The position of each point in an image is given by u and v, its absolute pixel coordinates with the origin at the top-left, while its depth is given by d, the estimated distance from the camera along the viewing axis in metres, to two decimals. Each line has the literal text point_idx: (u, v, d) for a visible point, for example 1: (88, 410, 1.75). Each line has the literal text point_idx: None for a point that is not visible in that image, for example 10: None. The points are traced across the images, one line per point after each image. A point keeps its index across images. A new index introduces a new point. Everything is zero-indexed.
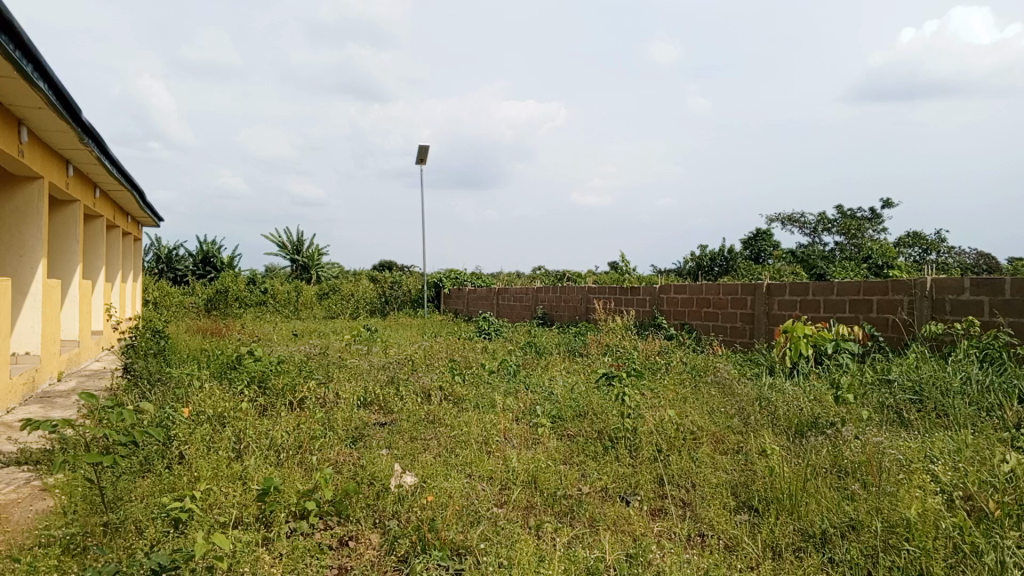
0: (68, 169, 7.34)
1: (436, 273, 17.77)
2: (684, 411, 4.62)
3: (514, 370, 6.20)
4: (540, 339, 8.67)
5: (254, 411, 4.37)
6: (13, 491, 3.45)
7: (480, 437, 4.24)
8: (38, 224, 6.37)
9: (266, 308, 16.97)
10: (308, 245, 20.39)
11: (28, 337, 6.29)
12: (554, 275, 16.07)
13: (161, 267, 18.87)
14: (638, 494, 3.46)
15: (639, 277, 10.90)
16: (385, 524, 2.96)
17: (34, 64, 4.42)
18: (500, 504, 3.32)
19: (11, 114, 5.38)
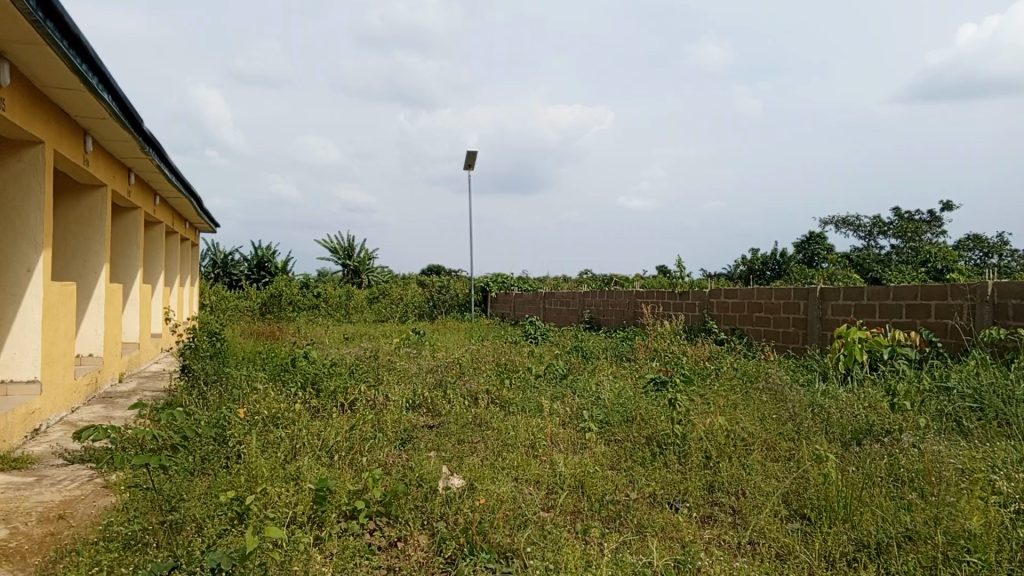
0: (131, 178, 7.60)
1: (484, 278, 17.85)
2: (735, 417, 4.55)
3: (561, 375, 6.19)
4: (587, 344, 8.64)
5: (306, 413, 4.46)
6: (77, 487, 3.58)
7: (528, 440, 4.26)
8: (102, 229, 6.59)
9: (318, 312, 17.29)
10: (358, 250, 20.70)
11: (91, 338, 6.54)
12: (602, 279, 16.00)
13: (217, 272, 19.39)
14: (687, 501, 3.41)
15: (688, 280, 10.77)
16: (433, 525, 2.98)
17: (99, 76, 4.60)
18: (548, 508, 3.32)
19: (78, 125, 5.60)
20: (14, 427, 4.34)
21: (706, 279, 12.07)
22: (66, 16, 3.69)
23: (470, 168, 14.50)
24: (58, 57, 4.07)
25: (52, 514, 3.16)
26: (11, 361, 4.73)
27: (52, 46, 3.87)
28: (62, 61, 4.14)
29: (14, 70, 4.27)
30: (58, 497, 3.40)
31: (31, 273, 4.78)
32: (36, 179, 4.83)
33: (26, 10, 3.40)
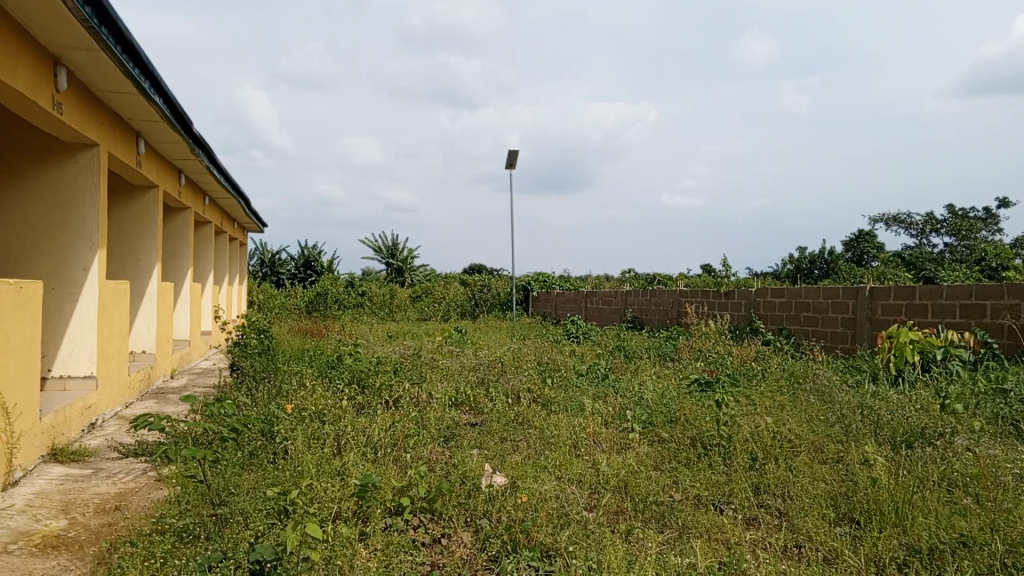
0: (181, 179, 7.78)
1: (526, 277, 17.87)
2: (781, 418, 4.47)
3: (604, 374, 6.17)
4: (630, 343, 8.60)
5: (351, 409, 4.52)
6: (131, 480, 3.68)
7: (570, 439, 4.25)
8: (153, 228, 6.75)
9: (363, 310, 17.48)
10: (401, 249, 20.88)
11: (145, 336, 6.73)
12: (645, 278, 15.88)
13: (264, 271, 19.77)
14: (733, 503, 3.37)
15: (733, 280, 10.64)
16: (476, 522, 3.00)
17: (150, 80, 4.72)
18: (591, 508, 3.31)
19: (130, 127, 5.75)
20: (72, 420, 4.49)
21: (753, 278, 11.91)
22: (120, 23, 3.81)
23: (511, 167, 14.52)
24: (112, 62, 4.19)
25: (108, 506, 3.26)
26: (69, 358, 4.90)
27: (107, 51, 3.99)
28: (115, 66, 4.26)
29: (70, 75, 4.41)
30: (113, 490, 3.50)
31: (88, 271, 4.92)
32: (92, 181, 4.94)
33: (82, 17, 3.52)
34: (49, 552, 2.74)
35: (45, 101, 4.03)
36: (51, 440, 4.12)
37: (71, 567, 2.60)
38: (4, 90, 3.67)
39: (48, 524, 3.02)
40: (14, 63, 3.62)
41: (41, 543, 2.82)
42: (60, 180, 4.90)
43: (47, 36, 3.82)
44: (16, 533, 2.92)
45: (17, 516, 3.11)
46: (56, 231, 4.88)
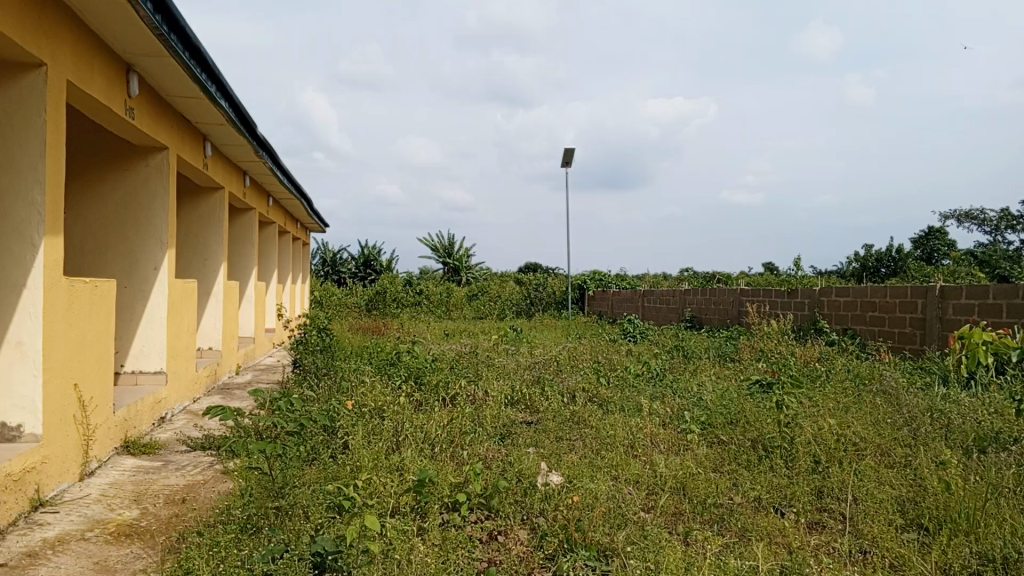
0: (247, 180, 8.01)
1: (582, 275, 17.79)
2: (845, 420, 4.36)
3: (661, 375, 6.10)
4: (688, 343, 8.49)
5: (409, 406, 4.58)
6: (199, 473, 3.80)
7: (627, 440, 4.22)
8: (219, 229, 6.94)
9: (420, 308, 17.68)
10: (458, 248, 21.04)
11: (211, 333, 6.95)
12: (703, 277, 15.65)
13: (326, 270, 20.19)
14: (794, 506, 3.30)
15: (796, 278, 10.41)
16: (533, 521, 3.00)
17: (216, 84, 4.85)
18: (648, 509, 3.28)
19: (197, 131, 5.92)
20: (144, 414, 4.66)
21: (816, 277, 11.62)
22: (187, 30, 3.93)
23: (567, 165, 14.48)
24: (180, 68, 4.33)
25: (177, 497, 3.38)
26: (141, 354, 5.10)
27: (176, 58, 4.12)
28: (183, 71, 4.40)
29: (142, 81, 4.57)
30: (182, 481, 3.62)
31: (158, 271, 5.10)
32: (162, 183, 5.09)
33: (152, 25, 3.64)
34: (122, 540, 2.85)
35: (118, 107, 4.18)
36: (125, 433, 4.28)
37: (143, 555, 2.71)
38: (81, 96, 3.82)
39: (121, 514, 3.14)
40: (90, 70, 3.77)
41: (115, 532, 2.94)
42: (132, 182, 5.07)
43: (120, 44, 3.97)
44: (92, 521, 3.05)
45: (93, 505, 3.24)
46: (129, 231, 5.07)
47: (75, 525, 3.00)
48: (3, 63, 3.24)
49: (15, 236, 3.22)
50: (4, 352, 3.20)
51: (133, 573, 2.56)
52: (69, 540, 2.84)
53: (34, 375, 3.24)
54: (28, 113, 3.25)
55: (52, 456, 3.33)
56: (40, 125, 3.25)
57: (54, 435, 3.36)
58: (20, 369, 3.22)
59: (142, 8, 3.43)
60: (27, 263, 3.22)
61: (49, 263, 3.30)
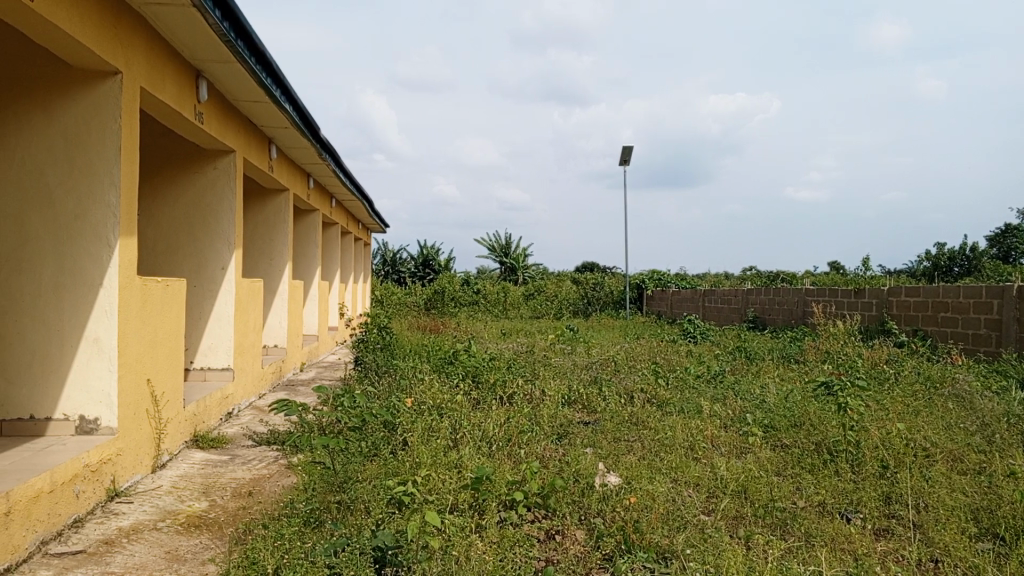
0: (311, 182, 8.18)
1: (640, 274, 17.59)
2: (915, 425, 4.22)
3: (722, 376, 6.00)
4: (750, 344, 8.34)
5: (467, 404, 4.61)
6: (263, 467, 3.91)
7: (686, 442, 4.16)
8: (284, 230, 7.11)
9: (478, 307, 17.77)
10: (515, 248, 21.08)
11: (276, 330, 7.13)
12: (765, 277, 15.35)
13: (386, 270, 20.51)
14: (861, 513, 3.21)
15: (863, 278, 10.11)
16: (590, 521, 3.00)
17: (281, 89, 4.98)
18: (709, 512, 3.23)
19: (263, 134, 6.08)
20: (212, 409, 4.81)
21: (885, 276, 11.27)
22: (254, 36, 4.05)
23: (625, 163, 14.36)
24: (247, 73, 4.46)
25: (243, 490, 3.48)
26: (210, 351, 5.27)
27: (243, 63, 4.25)
28: (250, 77, 4.53)
29: (210, 87, 4.72)
30: (248, 475, 3.73)
31: (225, 270, 5.26)
32: (229, 185, 5.24)
33: (220, 32, 3.77)
34: (191, 531, 2.95)
35: (188, 112, 4.33)
36: (194, 427, 4.43)
37: (211, 545, 2.80)
38: (153, 101, 3.97)
39: (191, 505, 3.25)
40: (162, 77, 3.91)
41: (185, 522, 3.04)
42: (202, 185, 5.24)
43: (189, 50, 4.10)
44: (163, 512, 3.17)
45: (165, 496, 3.37)
46: (198, 232, 5.24)
47: (148, 515, 3.12)
48: (81, 72, 3.37)
49: (92, 237, 3.36)
50: (82, 348, 3.35)
51: (202, 563, 2.64)
52: (142, 529, 2.95)
53: (109, 370, 3.37)
54: (104, 119, 3.39)
55: (126, 448, 3.46)
56: (115, 130, 3.38)
57: (128, 428, 3.50)
58: (96, 364, 3.36)
59: (210, 16, 3.55)
60: (104, 263, 3.36)
61: (123, 262, 3.43)
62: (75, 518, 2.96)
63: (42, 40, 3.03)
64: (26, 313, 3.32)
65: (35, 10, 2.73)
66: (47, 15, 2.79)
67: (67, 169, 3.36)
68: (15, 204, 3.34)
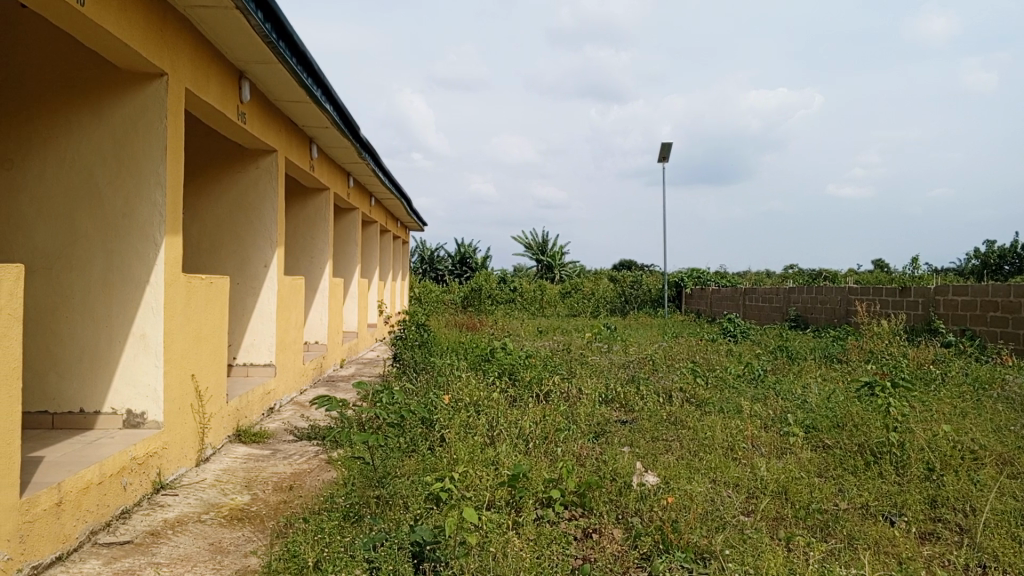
0: (351, 181, 8.28)
1: (679, 273, 17.41)
2: (962, 427, 4.12)
3: (762, 376, 5.93)
4: (792, 343, 8.21)
5: (504, 401, 4.63)
6: (304, 461, 3.97)
7: (726, 442, 4.12)
8: (324, 228, 7.20)
9: (514, 305, 17.81)
10: (552, 246, 21.07)
11: (317, 327, 7.24)
12: (807, 275, 15.09)
13: (423, 268, 20.67)
14: (906, 515, 3.14)
15: (909, 277, 9.89)
16: (627, 520, 2.99)
17: (321, 89, 5.04)
18: (748, 512, 3.19)
19: (304, 133, 6.17)
20: (254, 404, 4.89)
21: (932, 275, 11.00)
22: (295, 37, 4.11)
23: (664, 160, 14.23)
24: (288, 74, 4.53)
25: (285, 484, 3.54)
26: (252, 347, 5.37)
27: (284, 64, 4.32)
28: (291, 77, 4.60)
29: (253, 88, 4.80)
30: (289, 469, 3.79)
31: (268, 267, 5.35)
32: (271, 184, 5.33)
33: (262, 33, 3.83)
34: (235, 524, 3.01)
35: (231, 112, 4.41)
36: (237, 422, 4.52)
37: (253, 538, 2.86)
38: (198, 102, 4.05)
39: (234, 499, 3.31)
40: (206, 78, 3.99)
41: (228, 515, 3.11)
42: (245, 184, 5.34)
43: (234, 52, 4.18)
44: (207, 504, 3.24)
45: (209, 489, 3.44)
46: (241, 230, 5.34)
47: (193, 507, 3.19)
48: (128, 73, 3.46)
49: (139, 235, 3.44)
50: (130, 343, 3.44)
51: (244, 556, 2.70)
52: (187, 521, 3.02)
53: (155, 365, 3.46)
54: (151, 120, 3.47)
55: (171, 442, 3.55)
56: (161, 131, 3.46)
57: (174, 422, 3.58)
58: (143, 359, 3.45)
59: (253, 18, 3.61)
60: (151, 260, 3.45)
61: (169, 259, 3.51)
62: (123, 509, 3.04)
63: (92, 43, 3.11)
64: (76, 309, 3.41)
65: (85, 15, 2.80)
66: (97, 19, 2.86)
67: (115, 169, 3.45)
68: (65, 203, 3.43)
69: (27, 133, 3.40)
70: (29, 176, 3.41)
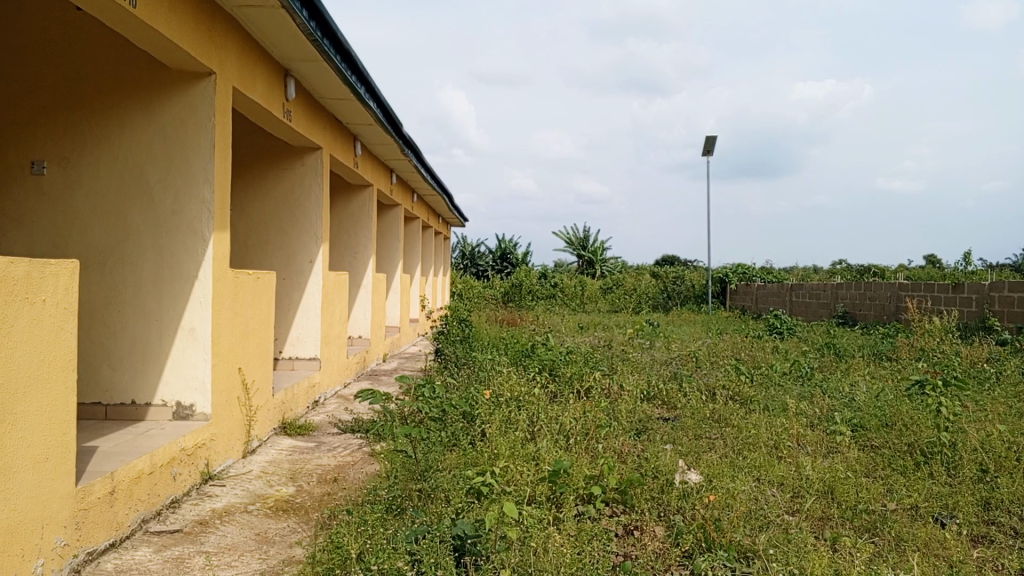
0: (393, 177, 8.34)
1: (722, 268, 17.19)
2: (1018, 428, 4.00)
3: (808, 373, 5.83)
4: (840, 340, 8.06)
5: (545, 397, 4.63)
6: (348, 454, 4.03)
7: (771, 440, 4.06)
8: (368, 224, 7.28)
9: (555, 301, 17.80)
10: (593, 241, 20.98)
11: (361, 322, 7.32)
12: (855, 271, 14.78)
13: (465, 263, 20.78)
14: (957, 518, 3.07)
15: (962, 273, 9.63)
16: (670, 517, 2.97)
17: (365, 86, 5.10)
18: (793, 512, 3.15)
19: (348, 131, 6.24)
20: (300, 397, 4.97)
21: (987, 271, 10.68)
22: (339, 35, 4.15)
23: (708, 154, 14.07)
24: (333, 72, 4.58)
25: (329, 476, 3.59)
26: (298, 341, 5.46)
27: (328, 62, 4.37)
28: (335, 75, 4.66)
29: (298, 86, 4.87)
30: (333, 462, 3.85)
31: (312, 263, 5.43)
32: (316, 181, 5.40)
33: (307, 32, 3.87)
34: (280, 515, 3.07)
35: (277, 110, 4.48)
36: (283, 414, 4.60)
37: (298, 530, 2.91)
38: (245, 101, 4.12)
39: (279, 490, 3.38)
40: (253, 77, 4.06)
41: (274, 506, 3.17)
42: (290, 181, 5.42)
43: (280, 50, 4.24)
44: (253, 495, 3.30)
45: (255, 480, 3.51)
46: (286, 226, 5.43)
47: (239, 498, 3.26)
48: (178, 73, 3.54)
49: (188, 231, 3.52)
50: (179, 337, 3.53)
51: (290, 546, 2.75)
52: (234, 511, 3.09)
53: (203, 359, 3.53)
54: (200, 119, 3.54)
55: (219, 434, 3.63)
56: (209, 129, 3.54)
57: (221, 414, 3.66)
58: (192, 353, 3.53)
59: (298, 17, 3.66)
60: (199, 256, 3.52)
61: (217, 255, 3.59)
62: (173, 499, 3.12)
63: (144, 44, 3.19)
64: (129, 303, 3.50)
65: (137, 16, 2.87)
66: (148, 20, 2.93)
67: (165, 168, 3.53)
68: (117, 200, 3.52)
69: (82, 133, 3.50)
70: (83, 174, 3.51)
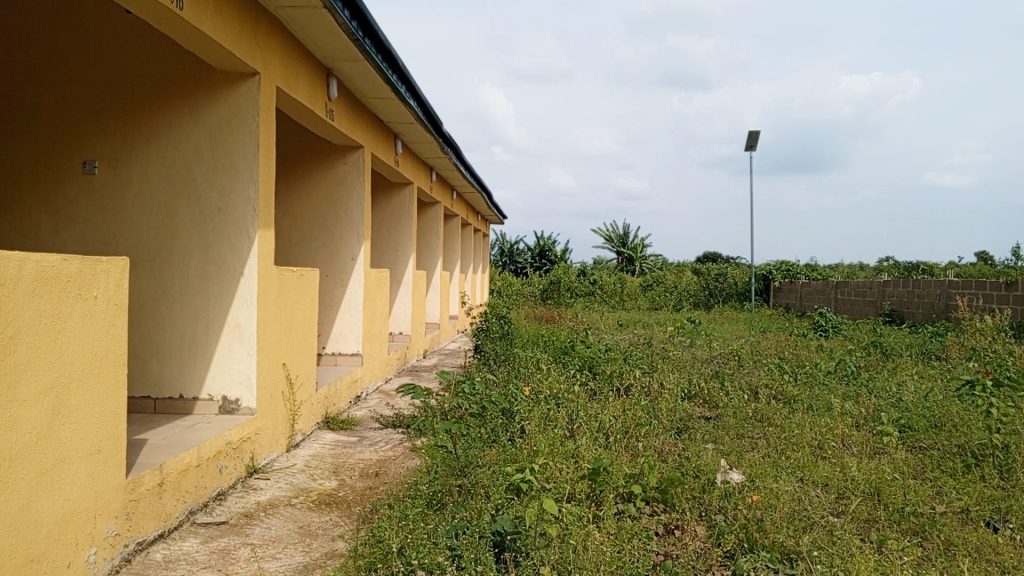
0: (433, 175, 8.39)
1: (764, 265, 16.93)
2: None
3: (853, 372, 5.72)
4: (886, 339, 7.89)
5: (584, 395, 4.61)
6: (389, 449, 4.07)
7: (815, 440, 4.00)
8: (408, 222, 7.34)
9: (594, 298, 17.74)
10: (633, 238, 20.85)
11: (402, 318, 7.39)
12: (903, 268, 14.44)
13: (504, 261, 20.82)
14: (1010, 522, 2.98)
15: (1016, 270, 9.35)
16: (711, 517, 2.94)
17: (405, 84, 5.13)
18: (837, 513, 3.09)
19: (388, 129, 6.29)
20: (342, 393, 5.04)
21: None
22: (381, 35, 4.19)
23: (751, 149, 13.88)
24: (374, 71, 4.63)
25: (371, 470, 3.64)
26: (340, 337, 5.53)
27: (369, 62, 4.42)
28: (376, 75, 4.70)
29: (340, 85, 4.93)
30: (375, 457, 3.89)
31: (354, 260, 5.49)
32: (358, 180, 5.47)
33: (349, 31, 3.92)
34: (323, 508, 3.11)
35: (320, 110, 4.54)
36: (325, 409, 4.67)
37: (340, 523, 2.95)
38: (289, 100, 4.19)
39: (322, 484, 3.43)
40: (296, 78, 4.12)
41: (317, 499, 3.22)
42: (333, 179, 5.49)
43: (322, 50, 4.30)
44: (297, 489, 3.36)
45: (299, 474, 3.57)
46: (329, 224, 5.50)
47: (283, 491, 3.32)
48: (223, 73, 3.60)
49: (233, 229, 3.59)
50: (225, 333, 3.60)
51: (332, 539, 2.79)
52: (278, 504, 3.15)
53: (248, 354, 3.60)
54: (244, 119, 3.61)
55: (264, 428, 3.70)
56: (254, 128, 3.60)
57: (266, 409, 3.73)
58: (238, 348, 3.60)
59: (340, 16, 3.70)
60: (244, 253, 3.59)
61: (262, 253, 3.66)
62: (219, 491, 3.19)
63: (191, 45, 3.26)
64: (177, 300, 3.59)
65: (183, 18, 2.94)
66: (194, 22, 3.00)
67: (212, 166, 3.60)
68: (166, 199, 3.61)
69: (132, 133, 3.60)
70: (134, 174, 3.61)
